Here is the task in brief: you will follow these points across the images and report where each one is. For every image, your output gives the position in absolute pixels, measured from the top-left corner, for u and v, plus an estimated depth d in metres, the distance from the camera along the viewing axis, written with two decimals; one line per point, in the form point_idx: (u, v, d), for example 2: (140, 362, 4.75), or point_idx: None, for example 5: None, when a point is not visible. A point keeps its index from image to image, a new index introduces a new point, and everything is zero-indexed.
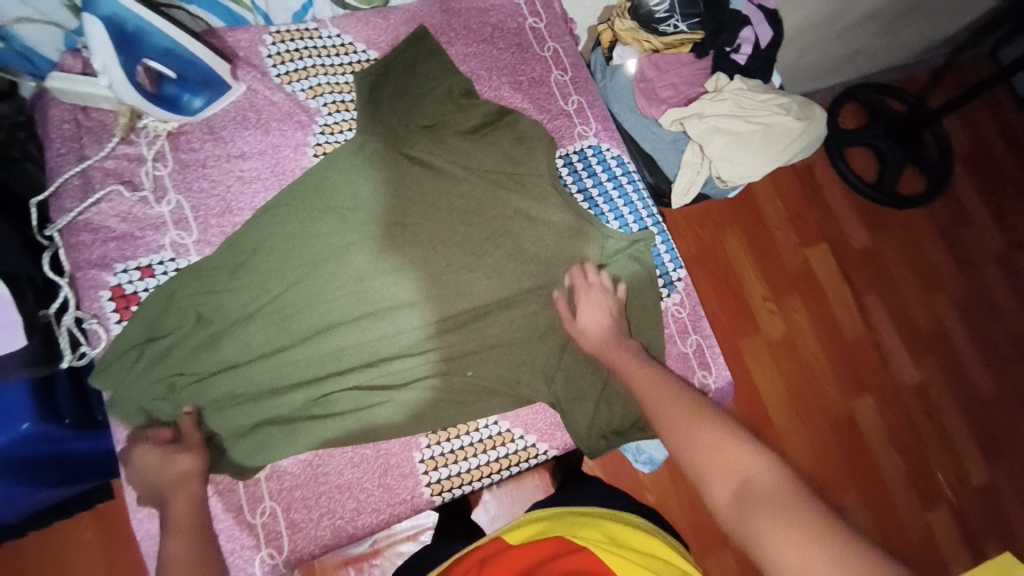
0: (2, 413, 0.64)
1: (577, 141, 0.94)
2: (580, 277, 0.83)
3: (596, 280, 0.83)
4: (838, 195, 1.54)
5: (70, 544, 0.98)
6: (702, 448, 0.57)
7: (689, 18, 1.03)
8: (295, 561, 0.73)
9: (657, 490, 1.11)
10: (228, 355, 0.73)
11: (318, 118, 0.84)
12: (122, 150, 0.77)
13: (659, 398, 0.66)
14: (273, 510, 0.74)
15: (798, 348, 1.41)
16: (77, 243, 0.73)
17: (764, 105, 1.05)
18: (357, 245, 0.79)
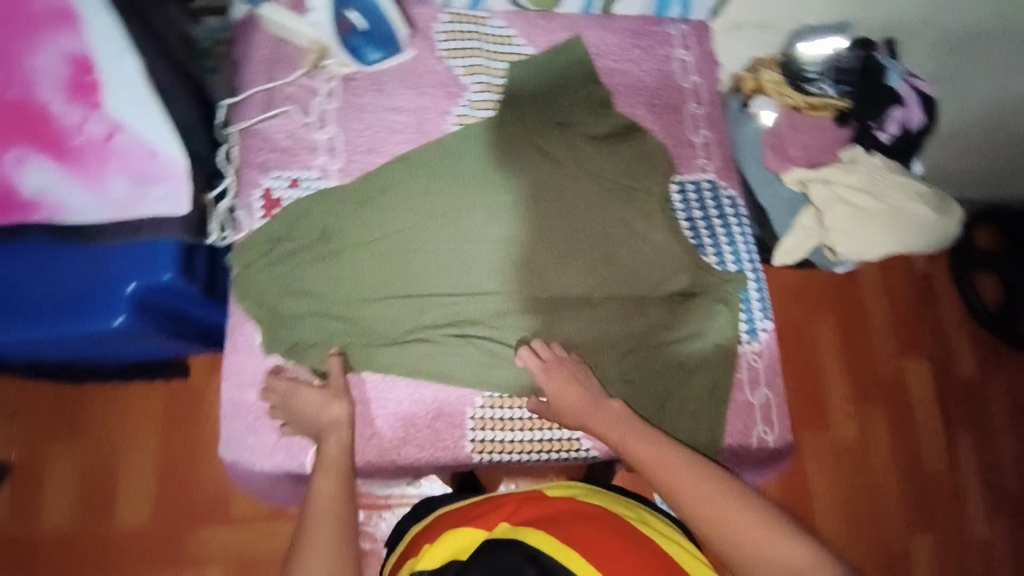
0: (153, 261, 0.74)
1: (695, 172, 0.96)
2: (531, 357, 0.81)
3: (550, 352, 0.81)
4: (952, 311, 1.44)
5: (139, 407, 1.11)
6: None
7: (840, 84, 1.05)
8: None
9: None
10: (337, 271, 0.82)
11: (466, 93, 0.93)
12: (303, 81, 0.90)
13: (681, 479, 0.66)
14: None
15: (867, 459, 1.32)
16: (250, 146, 0.86)
17: (895, 188, 1.03)
18: (468, 210, 0.86)
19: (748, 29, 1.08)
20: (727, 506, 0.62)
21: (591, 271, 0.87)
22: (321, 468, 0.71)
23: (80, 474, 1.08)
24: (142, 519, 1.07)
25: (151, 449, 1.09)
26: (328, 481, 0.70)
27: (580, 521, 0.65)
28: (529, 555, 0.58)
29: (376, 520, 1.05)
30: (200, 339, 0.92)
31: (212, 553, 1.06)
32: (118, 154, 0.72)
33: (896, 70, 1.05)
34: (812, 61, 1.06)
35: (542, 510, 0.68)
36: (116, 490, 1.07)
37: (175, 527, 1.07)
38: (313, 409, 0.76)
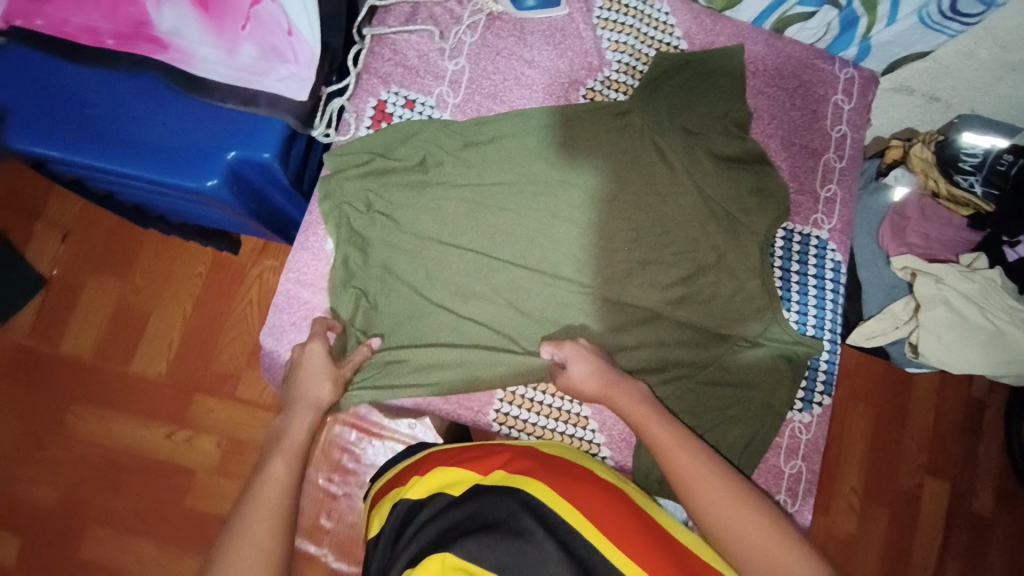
0: (257, 136, 0.74)
1: (808, 225, 0.90)
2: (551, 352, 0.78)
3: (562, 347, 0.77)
4: (991, 450, 1.35)
5: (185, 266, 1.14)
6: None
7: (989, 186, 0.95)
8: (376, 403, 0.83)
9: None
10: (423, 204, 0.81)
11: (605, 69, 0.88)
12: (452, 6, 0.87)
13: (690, 465, 0.66)
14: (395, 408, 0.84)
15: (853, 561, 1.28)
16: (379, 53, 0.84)
17: (1006, 310, 0.94)
18: (568, 186, 0.83)
19: (916, 95, 0.99)
20: (731, 496, 0.64)
21: (668, 288, 0.83)
22: (280, 454, 0.66)
23: (111, 310, 1.12)
24: (157, 374, 1.10)
25: (184, 310, 1.12)
26: (281, 469, 0.65)
27: (569, 481, 0.65)
28: (528, 506, 0.60)
29: (365, 445, 0.86)
30: (271, 224, 0.92)
31: (210, 425, 1.09)
32: (257, 21, 0.73)
33: None
34: (971, 151, 0.96)
35: (539, 462, 0.68)
36: (144, 335, 1.11)
37: (183, 389, 1.10)
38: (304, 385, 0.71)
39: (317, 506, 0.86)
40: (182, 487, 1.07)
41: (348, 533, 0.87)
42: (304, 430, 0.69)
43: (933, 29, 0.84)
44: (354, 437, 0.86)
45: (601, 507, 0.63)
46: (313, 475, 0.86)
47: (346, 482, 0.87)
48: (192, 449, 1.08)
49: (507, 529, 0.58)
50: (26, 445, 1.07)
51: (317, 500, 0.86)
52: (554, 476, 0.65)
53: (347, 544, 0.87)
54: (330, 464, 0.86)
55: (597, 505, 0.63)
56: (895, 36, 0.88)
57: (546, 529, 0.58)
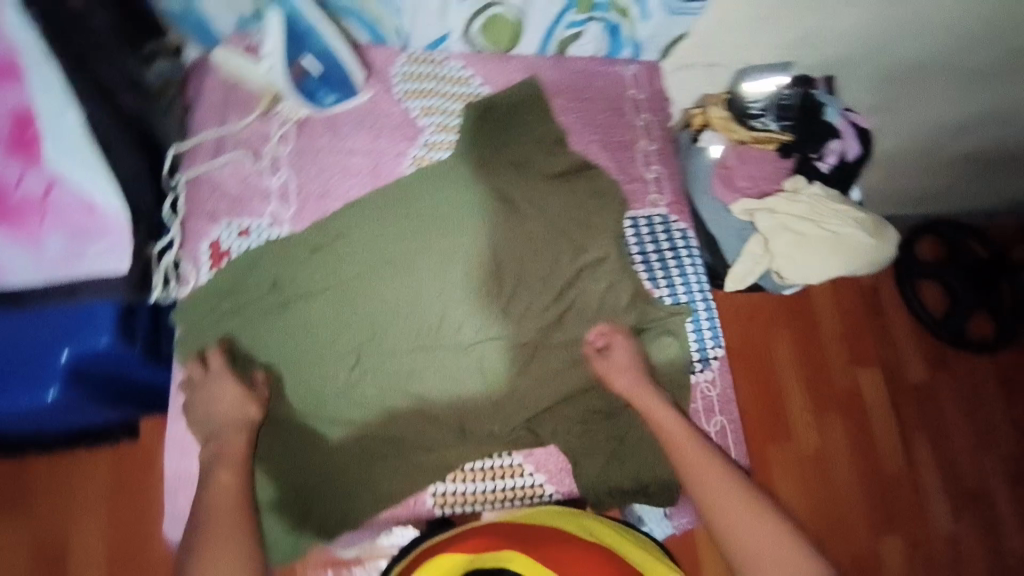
0: (90, 326, 0.75)
1: (648, 207, 0.99)
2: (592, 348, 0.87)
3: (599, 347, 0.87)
4: (899, 322, 1.62)
5: (82, 475, 1.04)
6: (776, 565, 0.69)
7: (781, 120, 1.10)
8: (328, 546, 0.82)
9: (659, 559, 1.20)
10: (292, 320, 0.82)
11: (422, 135, 0.93)
12: (256, 126, 0.88)
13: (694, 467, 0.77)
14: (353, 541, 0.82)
15: (830, 466, 1.45)
16: (197, 194, 0.85)
17: (835, 214, 1.07)
18: (425, 251, 0.86)
19: (698, 67, 1.09)
20: (721, 491, 0.74)
21: (548, 311, 0.88)
22: (223, 464, 0.71)
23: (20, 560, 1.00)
24: None
25: (98, 522, 1.03)
26: (231, 478, 0.71)
27: (555, 550, 0.68)
28: None
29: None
30: (132, 398, 0.91)
31: None
32: (55, 211, 0.71)
33: (834, 104, 1.09)
34: (755, 98, 1.11)
35: (522, 536, 0.71)
36: (64, 571, 1.01)
37: None
38: (222, 415, 0.75)
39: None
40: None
41: None
42: (230, 509, 0.68)
43: (681, 15, 0.95)
44: None
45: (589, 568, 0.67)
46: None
47: None
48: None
49: None
50: None
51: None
52: (540, 549, 0.69)
53: None
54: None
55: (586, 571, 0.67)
56: (654, 30, 0.98)
57: None
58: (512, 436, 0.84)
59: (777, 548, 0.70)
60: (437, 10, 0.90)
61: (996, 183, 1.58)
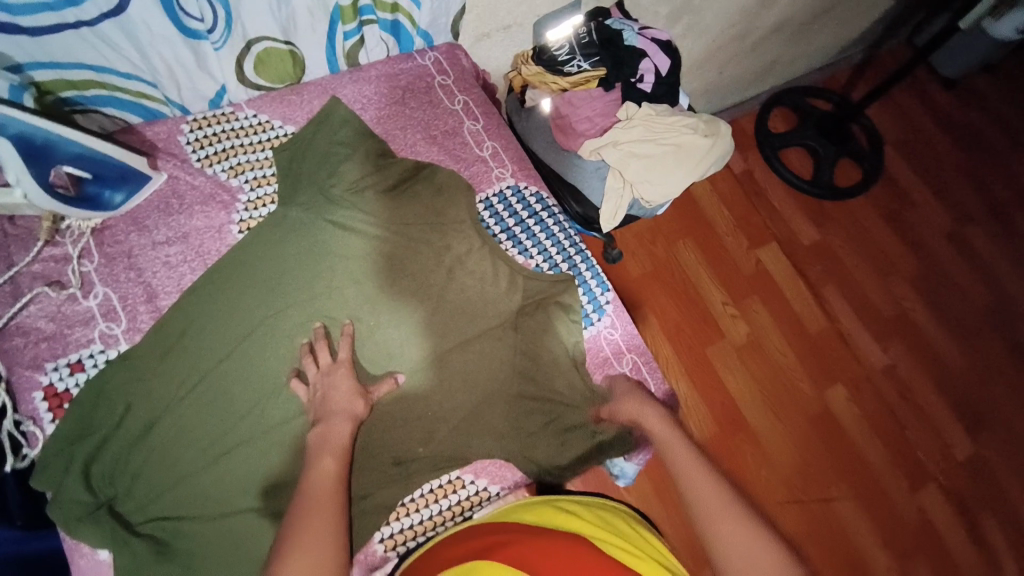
0: None
1: (496, 184, 0.99)
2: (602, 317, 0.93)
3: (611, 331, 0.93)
4: (777, 195, 1.73)
5: None
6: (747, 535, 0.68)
7: (591, 57, 1.08)
8: None
9: (641, 499, 1.22)
10: (163, 438, 0.75)
11: (240, 196, 0.88)
12: (49, 252, 0.80)
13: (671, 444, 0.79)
14: None
15: (764, 347, 1.54)
16: (11, 348, 0.75)
17: (672, 127, 1.10)
18: (286, 311, 0.82)
19: (495, 34, 1.11)
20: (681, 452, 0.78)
21: (433, 320, 0.86)
22: (326, 451, 0.73)
23: None
24: None
25: None
26: (331, 463, 0.72)
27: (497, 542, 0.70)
28: None
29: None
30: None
31: None
32: None
33: (631, 28, 1.11)
34: (558, 47, 1.09)
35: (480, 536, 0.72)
36: None
37: None
38: (340, 404, 0.77)
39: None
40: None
41: None
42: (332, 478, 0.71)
43: None
44: None
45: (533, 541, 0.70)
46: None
47: None
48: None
49: None
50: None
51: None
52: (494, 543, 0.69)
53: None
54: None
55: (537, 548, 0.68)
56: (431, 16, 0.97)
57: None
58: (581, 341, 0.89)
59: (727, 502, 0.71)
60: (195, 67, 0.84)
61: (810, 43, 1.69)
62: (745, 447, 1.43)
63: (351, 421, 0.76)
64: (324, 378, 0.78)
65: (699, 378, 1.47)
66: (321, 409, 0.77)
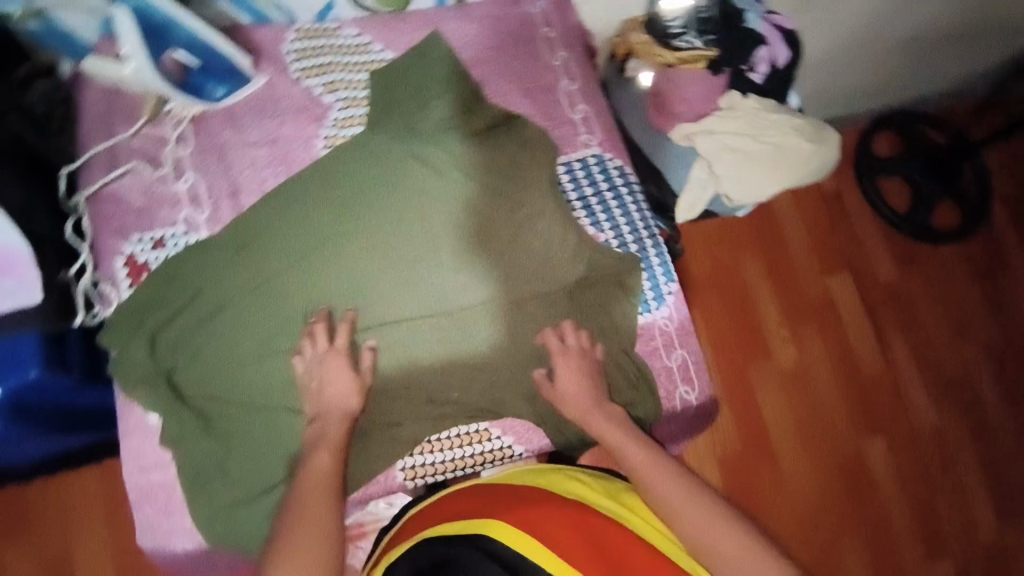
0: (13, 359, 0.74)
1: (580, 149, 0.96)
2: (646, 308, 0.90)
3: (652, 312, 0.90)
4: (863, 223, 1.61)
5: (72, 494, 1.09)
6: (739, 561, 0.70)
7: (705, 34, 1.03)
8: None
9: None
10: (223, 326, 0.79)
11: (330, 112, 0.88)
12: (148, 131, 0.85)
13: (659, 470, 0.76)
14: None
15: (810, 378, 1.47)
16: (102, 212, 0.82)
17: (776, 126, 1.04)
18: (353, 234, 0.83)
19: None
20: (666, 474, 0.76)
21: (492, 273, 0.86)
22: (323, 447, 0.75)
23: None
24: None
25: (99, 538, 1.08)
26: (325, 457, 0.75)
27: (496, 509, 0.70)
28: (494, 556, 0.64)
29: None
30: (77, 426, 0.89)
31: None
32: None
33: (756, 10, 1.04)
34: (674, 17, 1.04)
35: (482, 498, 0.73)
36: None
37: None
38: (336, 398, 0.77)
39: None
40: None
41: None
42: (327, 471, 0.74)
43: None
44: None
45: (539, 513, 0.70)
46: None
47: None
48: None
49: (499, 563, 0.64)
50: None
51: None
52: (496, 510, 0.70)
53: None
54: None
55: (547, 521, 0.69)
56: None
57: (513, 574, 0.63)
58: (635, 323, 0.89)
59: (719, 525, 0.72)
60: None
61: (944, 65, 1.54)
62: (764, 473, 1.39)
63: (347, 418, 0.77)
64: (318, 363, 0.79)
65: (734, 394, 1.43)
66: (318, 401, 0.78)
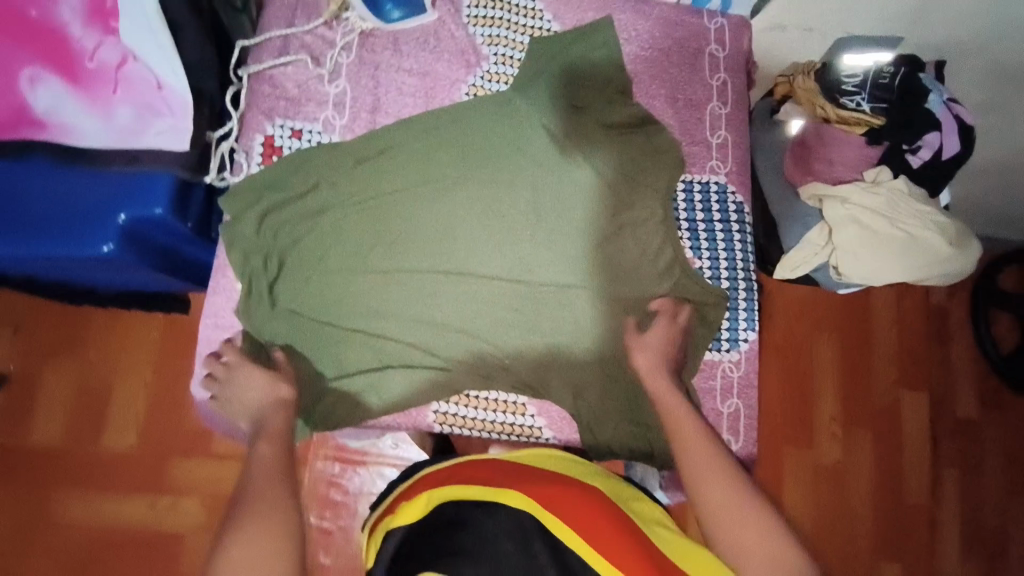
0: (148, 193, 0.80)
1: (705, 173, 0.94)
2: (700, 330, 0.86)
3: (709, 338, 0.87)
4: (964, 349, 1.49)
5: (138, 329, 1.21)
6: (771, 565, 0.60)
7: (876, 101, 0.96)
8: (320, 455, 1.17)
9: None
10: (325, 226, 0.85)
11: (483, 64, 0.91)
12: (322, 31, 0.91)
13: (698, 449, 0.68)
14: (338, 463, 1.17)
15: (846, 482, 1.39)
16: (258, 91, 0.88)
17: (916, 215, 0.97)
18: (464, 182, 0.86)
19: (790, 31, 1.02)
20: (709, 464, 0.67)
21: (580, 262, 0.86)
22: (264, 437, 0.70)
23: (72, 392, 1.18)
24: (127, 443, 1.17)
25: (144, 377, 1.19)
26: (269, 445, 0.70)
27: (509, 479, 0.68)
28: (514, 525, 0.61)
29: (350, 474, 1.17)
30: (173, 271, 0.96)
31: (191, 480, 1.16)
32: (125, 83, 0.79)
33: (939, 93, 0.96)
34: (850, 73, 0.98)
35: (495, 469, 0.71)
36: (109, 409, 1.18)
37: (161, 450, 1.17)
38: (255, 400, 0.76)
39: (315, 544, 1.14)
40: (175, 551, 1.14)
41: (346, 563, 1.15)
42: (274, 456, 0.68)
43: None
44: (337, 470, 1.17)
45: (554, 489, 0.66)
46: (307, 517, 1.15)
47: (336, 515, 1.16)
48: (176, 513, 1.15)
49: (518, 533, 0.61)
50: (18, 532, 1.13)
51: (314, 537, 1.15)
52: (512, 479, 0.68)
53: (345, 569, 1.15)
54: (321, 501, 1.16)
55: (564, 500, 0.65)
56: None
57: (530, 543, 0.60)
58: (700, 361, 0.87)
59: (755, 524, 0.62)
60: None
61: None
62: None
63: (284, 408, 0.75)
64: (231, 383, 0.77)
65: (761, 467, 1.38)
66: (245, 411, 0.76)
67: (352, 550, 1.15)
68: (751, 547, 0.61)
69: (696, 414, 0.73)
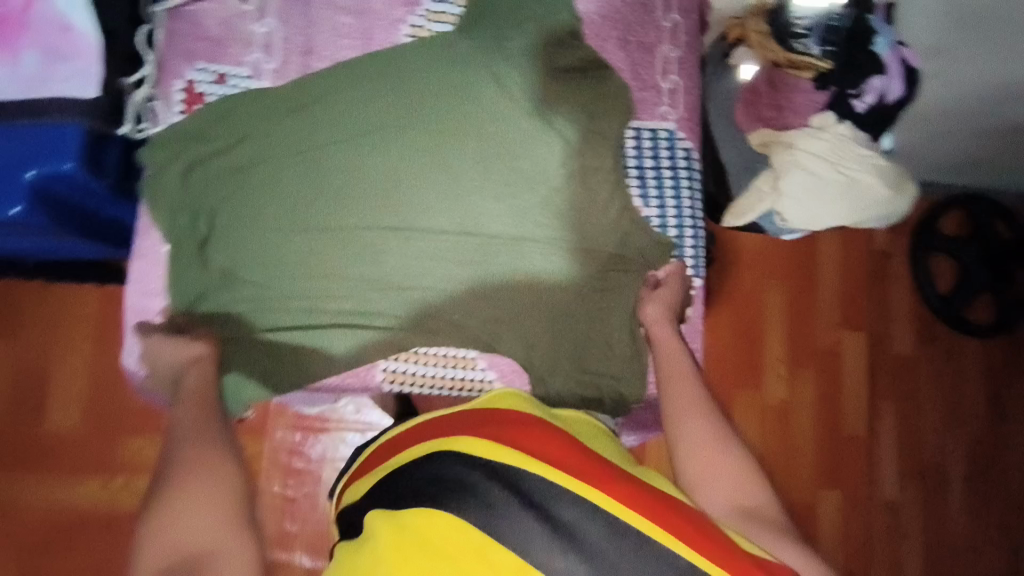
0: (56, 147, 0.73)
1: (655, 120, 0.92)
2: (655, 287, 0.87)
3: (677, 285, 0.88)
4: (901, 291, 1.57)
5: (73, 301, 1.14)
6: (735, 495, 0.66)
7: (825, 45, 0.97)
8: (282, 424, 1.17)
9: None
10: (256, 181, 0.80)
11: (424, 2, 0.86)
12: None
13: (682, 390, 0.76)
14: (299, 432, 1.17)
15: (790, 419, 1.48)
16: (176, 31, 0.82)
17: (858, 160, 0.98)
18: (406, 131, 0.82)
19: None
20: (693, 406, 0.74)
21: (532, 213, 0.85)
22: (188, 400, 0.74)
23: (9, 372, 1.12)
24: (74, 424, 1.13)
25: (85, 352, 1.14)
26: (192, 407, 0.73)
27: (476, 425, 0.64)
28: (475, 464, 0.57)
29: (312, 442, 1.17)
30: (94, 235, 0.90)
31: (144, 456, 1.13)
32: (32, 25, 0.73)
33: (887, 35, 0.97)
34: (802, 16, 0.99)
35: (460, 419, 0.66)
36: (49, 385, 1.13)
37: (109, 429, 1.13)
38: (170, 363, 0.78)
39: (279, 511, 1.16)
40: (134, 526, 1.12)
41: (312, 528, 1.16)
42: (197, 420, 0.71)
43: None
44: (299, 438, 1.17)
45: (524, 431, 0.62)
46: (269, 486, 1.16)
47: (299, 481, 1.17)
48: (132, 491, 1.12)
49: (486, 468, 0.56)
50: None
51: (277, 505, 1.16)
52: (479, 426, 0.63)
53: (311, 535, 1.16)
54: (283, 470, 1.16)
55: (532, 439, 0.60)
56: None
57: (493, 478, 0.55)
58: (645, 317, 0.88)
59: (722, 460, 0.69)
60: None
61: None
62: None
63: (202, 363, 0.78)
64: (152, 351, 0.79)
65: None
66: (164, 375, 0.79)
67: (318, 516, 1.16)
68: (718, 479, 0.67)
69: (685, 362, 0.79)
